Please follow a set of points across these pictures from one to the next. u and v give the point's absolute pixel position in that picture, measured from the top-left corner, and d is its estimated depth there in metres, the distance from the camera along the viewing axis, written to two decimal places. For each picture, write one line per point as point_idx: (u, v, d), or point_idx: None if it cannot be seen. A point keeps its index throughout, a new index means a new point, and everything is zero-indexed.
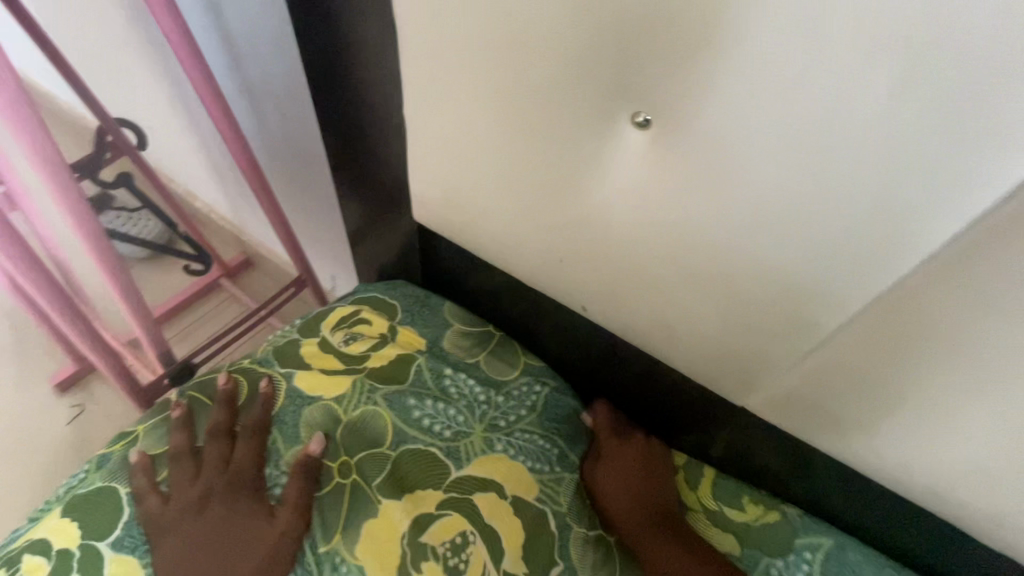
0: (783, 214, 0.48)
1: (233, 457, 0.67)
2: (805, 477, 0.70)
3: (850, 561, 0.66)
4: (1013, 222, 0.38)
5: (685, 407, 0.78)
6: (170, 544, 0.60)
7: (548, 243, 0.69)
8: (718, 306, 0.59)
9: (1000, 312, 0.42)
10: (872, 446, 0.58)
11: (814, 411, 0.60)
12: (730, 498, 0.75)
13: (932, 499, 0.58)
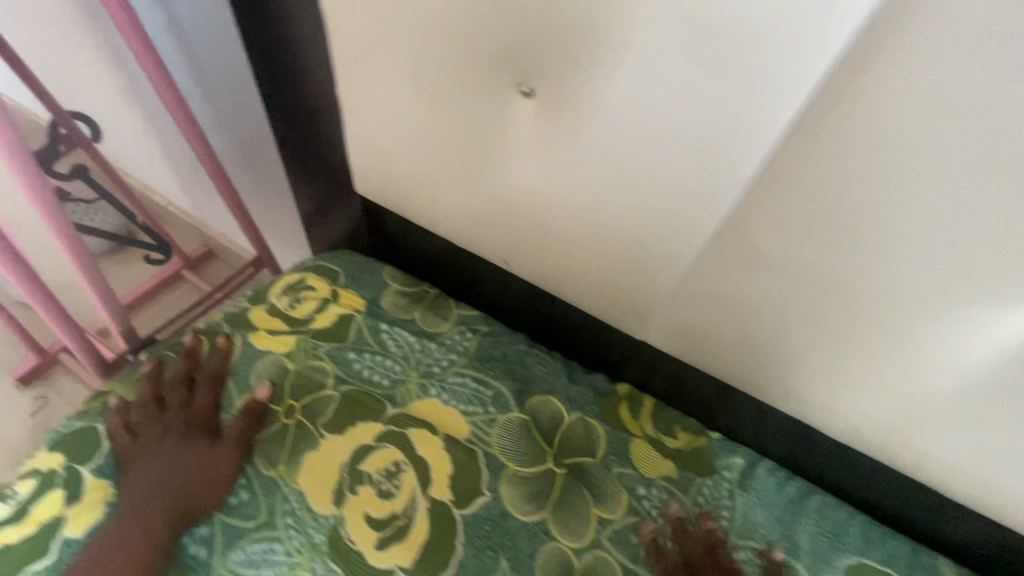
0: (665, 166, 0.49)
1: (192, 400, 0.74)
2: (721, 401, 0.79)
3: (760, 474, 0.75)
4: (830, 147, 0.44)
5: (609, 349, 0.84)
6: (130, 473, 0.67)
7: (461, 207, 0.72)
8: (607, 264, 0.63)
9: (828, 232, 0.49)
10: (752, 371, 0.65)
11: (706, 344, 0.67)
12: (665, 426, 0.80)
13: (812, 414, 0.65)
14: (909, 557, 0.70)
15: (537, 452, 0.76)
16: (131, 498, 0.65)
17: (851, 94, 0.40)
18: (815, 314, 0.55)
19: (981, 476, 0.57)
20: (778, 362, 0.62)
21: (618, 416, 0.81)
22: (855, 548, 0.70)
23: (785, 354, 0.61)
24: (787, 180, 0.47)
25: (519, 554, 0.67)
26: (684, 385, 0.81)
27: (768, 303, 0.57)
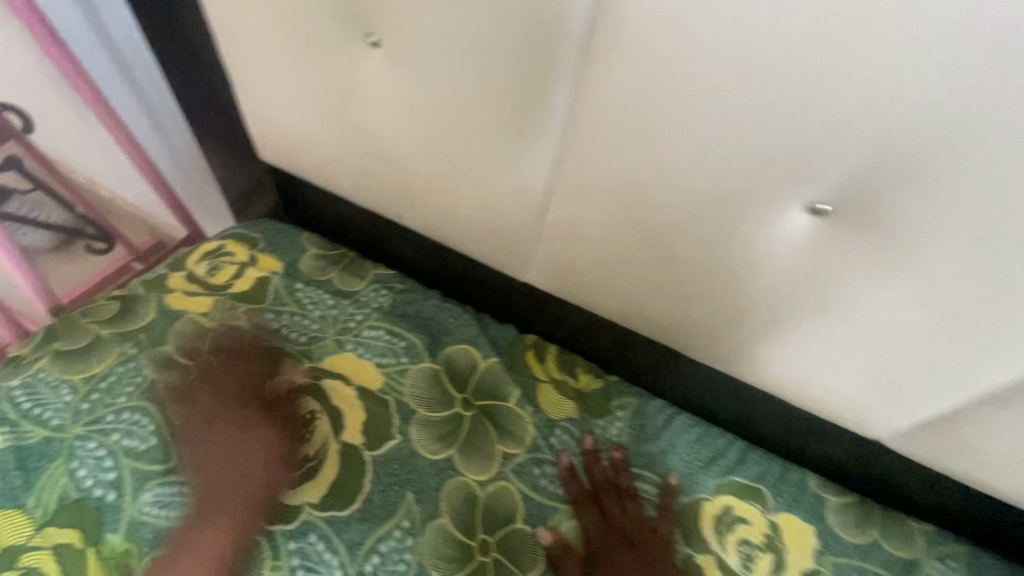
0: (498, 100, 0.53)
1: (215, 376, 0.74)
2: (617, 344, 0.85)
3: (649, 412, 0.83)
4: (631, 81, 0.46)
5: (517, 301, 0.89)
6: (204, 453, 0.68)
7: (345, 165, 0.74)
8: (482, 210, 0.66)
9: (654, 168, 0.51)
10: (625, 309, 0.69)
11: (582, 288, 0.70)
12: (568, 370, 0.86)
13: (685, 344, 0.69)
14: (777, 473, 0.81)
15: (449, 398, 0.80)
16: (208, 481, 0.66)
17: (637, 24, 0.43)
18: (654, 261, 0.60)
19: (822, 387, 0.63)
20: (641, 304, 0.67)
21: (524, 362, 0.86)
22: (722, 468, 0.80)
23: (643, 298, 0.65)
24: (608, 117, 0.50)
25: (426, 487, 0.71)
26: (585, 331, 0.87)
27: (615, 254, 0.62)
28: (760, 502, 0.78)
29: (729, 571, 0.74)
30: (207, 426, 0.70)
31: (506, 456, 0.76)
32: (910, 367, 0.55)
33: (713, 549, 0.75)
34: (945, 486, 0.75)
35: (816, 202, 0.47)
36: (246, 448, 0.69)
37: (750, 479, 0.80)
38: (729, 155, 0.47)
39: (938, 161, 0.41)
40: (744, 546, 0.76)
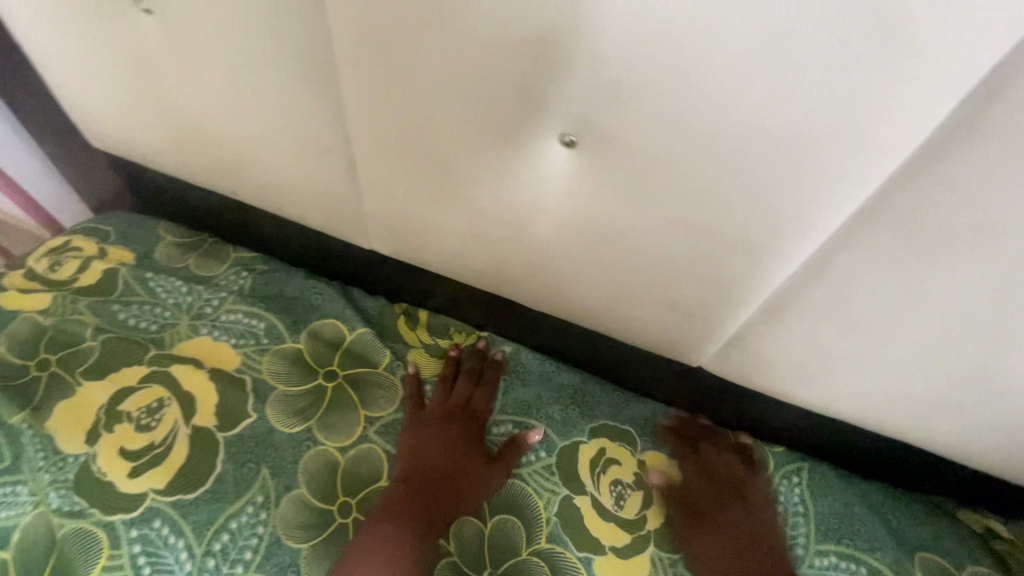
0: (277, 60, 0.53)
1: (470, 401, 0.81)
2: (482, 303, 0.88)
3: (522, 358, 0.87)
4: (378, 30, 0.46)
5: (383, 272, 0.90)
6: (418, 473, 0.72)
7: (172, 144, 0.73)
8: (305, 176, 0.67)
9: (427, 117, 0.52)
10: (461, 267, 0.71)
11: (418, 250, 0.71)
12: (440, 331, 0.88)
13: (525, 295, 0.72)
14: (644, 414, 0.86)
15: (312, 371, 0.80)
16: (416, 499, 0.69)
17: None
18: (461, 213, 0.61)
19: (641, 322, 0.67)
20: (470, 259, 0.68)
21: (395, 331, 0.87)
22: (590, 410, 0.84)
23: (469, 252, 0.67)
24: (372, 70, 0.50)
25: (282, 462, 0.71)
26: (451, 295, 0.89)
27: (429, 210, 0.63)
28: (628, 443, 0.82)
29: (603, 510, 0.76)
30: (445, 444, 0.75)
31: (370, 420, 0.77)
32: (700, 294, 0.59)
33: (589, 491, 0.77)
34: (779, 408, 0.80)
35: (567, 134, 0.48)
36: (472, 468, 0.74)
37: (618, 420, 0.84)
38: (480, 95, 0.48)
39: (649, 81, 0.42)
40: (617, 486, 0.78)
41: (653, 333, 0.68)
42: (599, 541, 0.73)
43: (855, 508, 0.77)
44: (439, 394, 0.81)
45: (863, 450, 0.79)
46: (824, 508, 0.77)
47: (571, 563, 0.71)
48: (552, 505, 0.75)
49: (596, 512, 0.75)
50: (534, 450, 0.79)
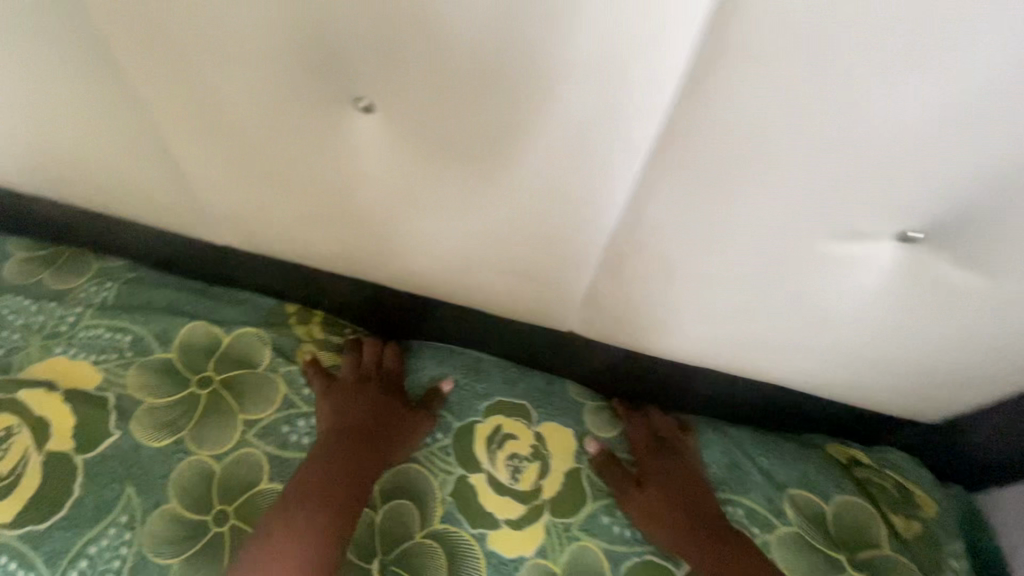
0: (86, 34, 0.53)
1: (382, 364, 0.81)
2: (368, 294, 0.87)
3: (417, 347, 0.86)
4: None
5: (261, 272, 0.86)
6: (339, 440, 0.71)
7: (17, 141, 0.71)
8: (150, 161, 0.66)
9: (234, 90, 0.52)
10: (319, 251, 0.70)
11: (274, 235, 0.70)
12: (330, 327, 0.85)
13: (389, 278, 0.71)
14: (541, 387, 0.85)
15: (184, 381, 0.76)
16: (341, 464, 0.69)
17: None
18: (305, 195, 0.60)
19: (501, 297, 0.67)
20: (326, 241, 0.67)
21: (283, 325, 0.83)
22: (488, 390, 0.83)
23: (326, 237, 0.66)
24: (169, 43, 0.50)
25: (149, 478, 0.67)
26: (336, 289, 0.87)
27: (273, 194, 0.62)
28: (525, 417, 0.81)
29: (498, 486, 0.75)
30: (363, 407, 0.75)
31: (249, 424, 0.74)
32: (541, 262, 0.59)
33: (485, 468, 0.76)
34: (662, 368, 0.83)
35: (361, 99, 0.48)
36: (393, 421, 0.75)
37: (516, 396, 0.83)
38: (272, 61, 0.48)
39: (418, 36, 0.42)
40: (513, 460, 0.77)
41: (516, 305, 0.68)
42: (496, 517, 0.72)
43: (734, 456, 0.80)
44: (348, 363, 0.80)
45: (740, 400, 0.83)
46: (707, 459, 0.80)
47: (466, 542, 0.70)
48: (447, 486, 0.73)
49: (491, 489, 0.74)
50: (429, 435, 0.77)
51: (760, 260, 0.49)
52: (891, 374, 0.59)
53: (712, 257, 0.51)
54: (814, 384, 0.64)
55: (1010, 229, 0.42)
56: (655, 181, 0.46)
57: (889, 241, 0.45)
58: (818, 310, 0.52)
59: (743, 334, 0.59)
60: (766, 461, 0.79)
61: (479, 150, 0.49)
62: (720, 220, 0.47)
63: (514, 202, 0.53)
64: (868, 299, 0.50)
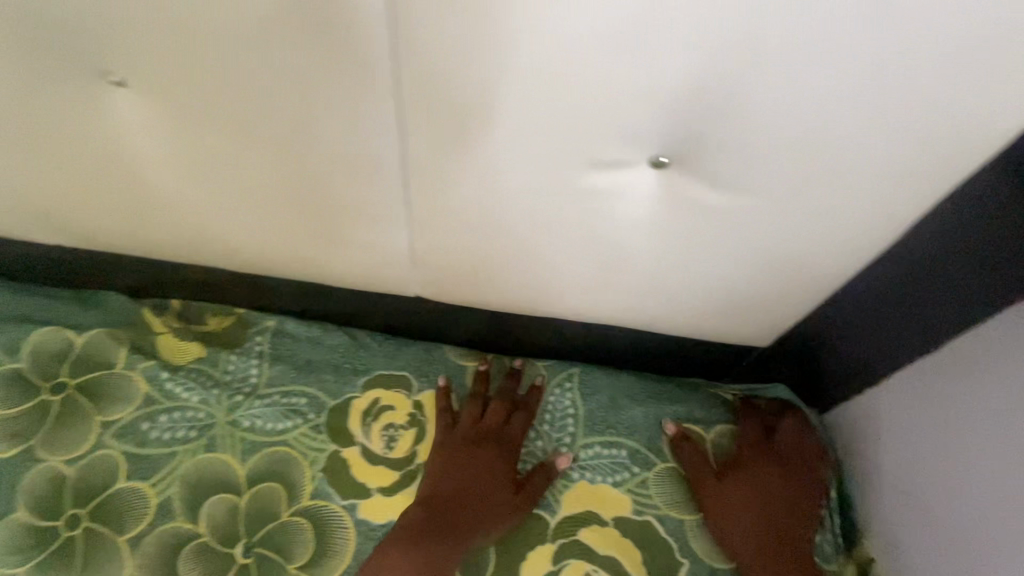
0: None
1: (507, 424, 0.76)
2: (232, 281, 0.84)
3: (288, 328, 0.84)
4: None
5: (117, 270, 0.83)
6: (435, 506, 0.69)
7: None
8: None
9: None
10: (149, 234, 0.68)
11: (96, 226, 0.67)
12: (193, 317, 0.84)
13: (229, 255, 0.70)
14: (422, 354, 0.84)
15: (34, 390, 0.74)
16: (431, 532, 0.67)
17: None
18: (105, 186, 0.59)
19: (340, 263, 0.67)
20: (151, 225, 0.65)
21: (144, 323, 0.81)
22: (361, 367, 0.82)
23: (149, 227, 0.65)
24: None
25: None
26: (200, 281, 0.85)
27: (71, 185, 0.60)
28: (404, 386, 0.81)
29: (372, 456, 0.75)
30: (468, 473, 0.71)
31: (107, 424, 0.73)
32: (356, 225, 0.58)
33: (359, 441, 0.76)
34: (534, 324, 0.83)
35: (110, 74, 0.45)
36: (500, 491, 0.70)
37: (394, 367, 0.82)
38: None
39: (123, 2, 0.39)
40: (389, 430, 0.77)
41: (355, 271, 0.67)
42: (367, 486, 0.72)
43: (620, 400, 0.81)
44: (470, 414, 0.76)
45: (614, 344, 0.83)
46: (592, 406, 0.80)
47: (334, 513, 0.70)
48: (318, 462, 0.73)
49: (365, 460, 0.74)
50: (301, 414, 0.77)
51: (543, 194, 0.50)
52: (714, 290, 0.61)
53: (501, 195, 0.51)
54: (649, 309, 0.67)
55: (737, 136, 0.43)
56: (413, 134, 0.47)
57: (645, 166, 0.46)
58: (615, 238, 0.54)
59: (566, 270, 0.60)
60: (643, 401, 0.80)
61: (251, 130, 0.49)
62: (490, 161, 0.48)
63: (303, 170, 0.52)
64: (652, 221, 0.51)
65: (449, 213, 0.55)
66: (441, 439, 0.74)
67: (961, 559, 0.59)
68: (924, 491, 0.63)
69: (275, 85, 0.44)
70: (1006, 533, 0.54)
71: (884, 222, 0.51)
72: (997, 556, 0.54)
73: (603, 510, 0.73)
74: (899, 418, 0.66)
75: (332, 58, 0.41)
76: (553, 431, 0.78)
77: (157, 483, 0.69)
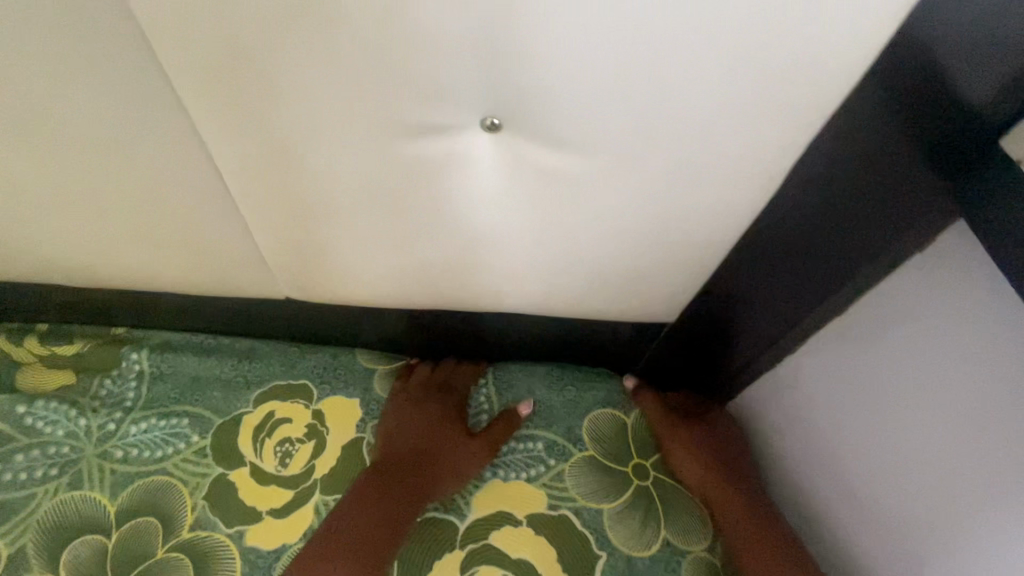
0: None
1: (452, 382, 0.76)
2: (98, 301, 0.74)
3: (174, 342, 0.75)
4: None
5: None
6: (390, 467, 0.68)
7: None
8: None
9: None
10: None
11: None
12: (58, 340, 0.74)
13: (76, 261, 0.63)
14: (325, 361, 0.76)
15: None
16: (387, 494, 0.66)
17: None
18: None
19: (200, 264, 0.60)
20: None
21: (6, 354, 0.73)
22: (256, 379, 0.74)
23: None
24: None
25: None
26: (63, 300, 0.74)
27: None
28: (302, 396, 0.73)
29: (264, 475, 0.68)
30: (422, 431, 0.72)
31: None
32: (200, 214, 0.52)
33: (250, 461, 0.68)
34: (449, 320, 0.75)
35: None
36: (456, 446, 0.71)
37: (293, 376, 0.74)
38: None
39: None
40: (283, 445, 0.70)
41: (216, 269, 0.61)
42: (257, 509, 0.66)
43: (538, 393, 0.75)
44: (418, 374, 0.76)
45: (535, 333, 0.77)
46: (507, 401, 0.75)
47: (217, 543, 0.63)
48: (201, 489, 0.66)
49: (256, 480, 0.67)
50: (184, 438, 0.69)
51: (377, 174, 0.45)
52: (599, 265, 0.57)
53: (331, 178, 0.45)
54: (552, 291, 0.61)
55: (566, 83, 0.38)
56: (214, 109, 0.41)
57: (477, 131, 0.41)
58: (471, 213, 0.49)
59: (436, 256, 0.55)
60: (566, 390, 0.75)
61: (42, 118, 0.43)
62: (305, 140, 0.42)
63: (115, 158, 0.46)
64: (504, 192, 0.47)
65: (291, 203, 0.49)
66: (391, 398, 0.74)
67: (902, 520, 0.56)
68: (851, 458, 0.61)
69: (38, 58, 0.38)
70: (942, 489, 0.52)
71: (757, 178, 0.47)
72: (943, 512, 0.52)
73: (516, 507, 0.68)
74: (820, 386, 0.64)
75: (88, 19, 0.36)
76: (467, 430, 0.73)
77: (11, 532, 0.62)
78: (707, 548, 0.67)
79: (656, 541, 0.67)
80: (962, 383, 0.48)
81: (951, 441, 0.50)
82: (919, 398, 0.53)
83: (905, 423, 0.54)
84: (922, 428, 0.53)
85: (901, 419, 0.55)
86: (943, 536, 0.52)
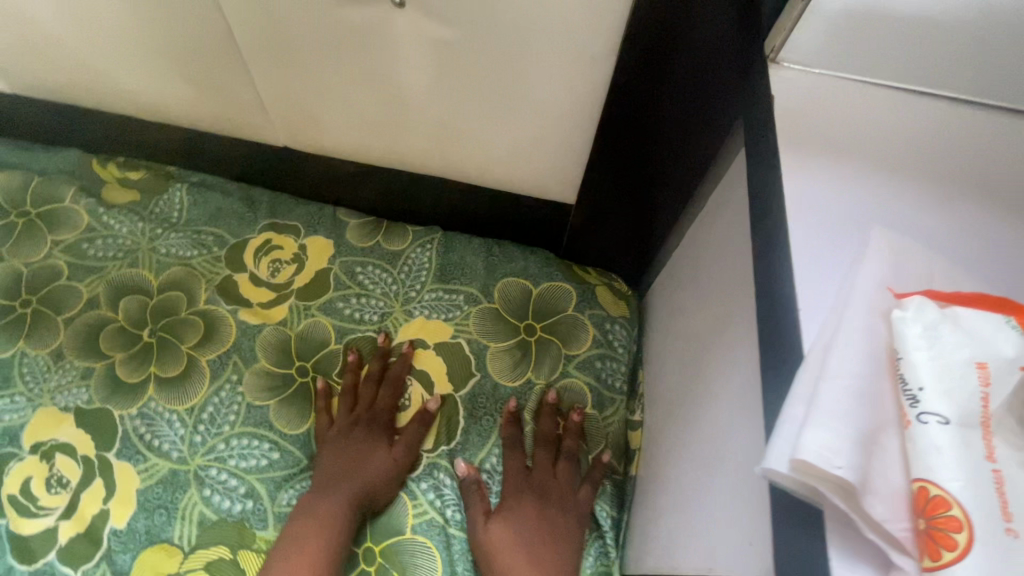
0: None
1: (375, 402, 0.82)
2: (163, 144, 1.00)
3: (209, 182, 1.01)
4: None
5: (79, 132, 1.02)
6: (328, 483, 0.73)
7: None
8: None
9: None
10: (116, 83, 0.90)
11: (85, 77, 0.91)
12: (130, 168, 1.01)
13: (170, 105, 0.91)
14: (314, 211, 0.99)
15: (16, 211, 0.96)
16: (328, 501, 0.71)
17: None
18: (64, 15, 0.80)
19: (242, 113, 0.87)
20: (119, 76, 0.88)
21: (96, 173, 1.01)
22: (262, 215, 0.98)
23: (119, 73, 0.88)
24: None
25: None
26: (140, 140, 1.01)
27: (43, 15, 0.81)
28: (293, 233, 0.97)
29: (257, 280, 0.92)
30: (349, 449, 0.77)
31: (57, 242, 0.94)
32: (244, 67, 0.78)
33: (249, 269, 0.93)
34: (411, 190, 0.96)
35: None
36: (380, 452, 0.76)
37: (289, 218, 0.98)
38: None
39: None
40: (274, 263, 0.94)
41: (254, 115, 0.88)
42: (250, 300, 0.91)
43: (468, 258, 0.94)
44: (343, 405, 0.82)
45: (476, 209, 0.96)
46: (443, 260, 0.94)
47: (219, 316, 0.89)
48: (214, 282, 0.92)
49: (251, 283, 0.92)
50: (207, 247, 0.95)
51: (340, 37, 0.70)
52: (496, 121, 0.78)
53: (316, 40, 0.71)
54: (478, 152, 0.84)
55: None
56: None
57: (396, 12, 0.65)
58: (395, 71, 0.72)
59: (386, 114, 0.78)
60: (492, 257, 0.95)
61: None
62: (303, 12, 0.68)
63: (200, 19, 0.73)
64: (424, 62, 0.71)
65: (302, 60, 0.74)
66: (322, 427, 0.79)
67: (685, 360, 0.72)
68: (675, 315, 0.79)
69: None
70: (703, 330, 0.68)
71: (596, 65, 0.67)
72: (699, 344, 0.68)
73: (428, 337, 0.88)
74: (677, 265, 0.81)
75: None
76: (408, 278, 0.93)
77: (89, 285, 0.90)
78: (567, 390, 0.85)
79: (522, 378, 0.85)
80: (736, 349, 0.57)
81: (717, 289, 0.65)
82: (709, 259, 0.69)
83: (700, 281, 0.71)
84: (706, 285, 0.68)
85: (699, 276, 0.71)
86: (696, 363, 0.68)
